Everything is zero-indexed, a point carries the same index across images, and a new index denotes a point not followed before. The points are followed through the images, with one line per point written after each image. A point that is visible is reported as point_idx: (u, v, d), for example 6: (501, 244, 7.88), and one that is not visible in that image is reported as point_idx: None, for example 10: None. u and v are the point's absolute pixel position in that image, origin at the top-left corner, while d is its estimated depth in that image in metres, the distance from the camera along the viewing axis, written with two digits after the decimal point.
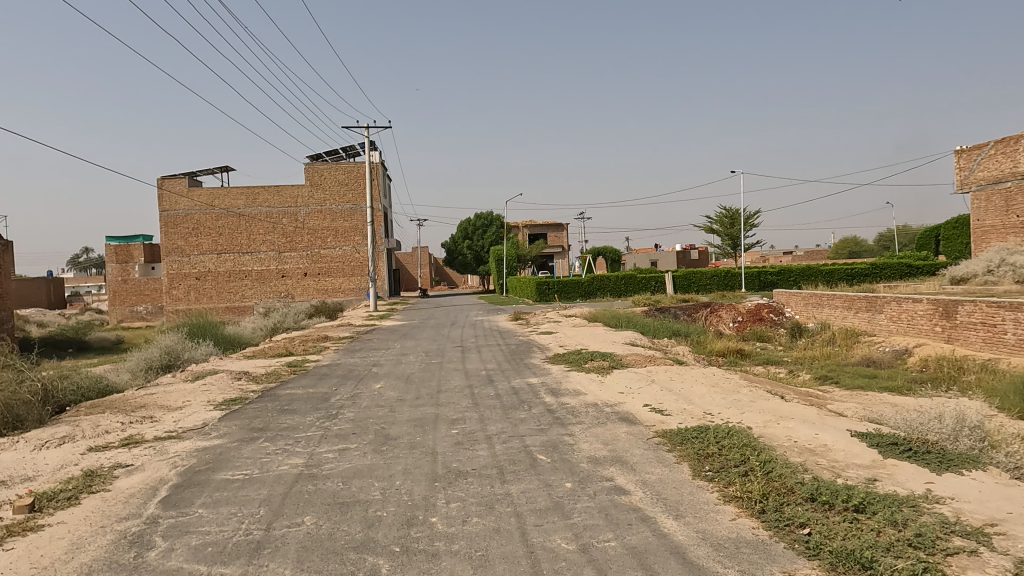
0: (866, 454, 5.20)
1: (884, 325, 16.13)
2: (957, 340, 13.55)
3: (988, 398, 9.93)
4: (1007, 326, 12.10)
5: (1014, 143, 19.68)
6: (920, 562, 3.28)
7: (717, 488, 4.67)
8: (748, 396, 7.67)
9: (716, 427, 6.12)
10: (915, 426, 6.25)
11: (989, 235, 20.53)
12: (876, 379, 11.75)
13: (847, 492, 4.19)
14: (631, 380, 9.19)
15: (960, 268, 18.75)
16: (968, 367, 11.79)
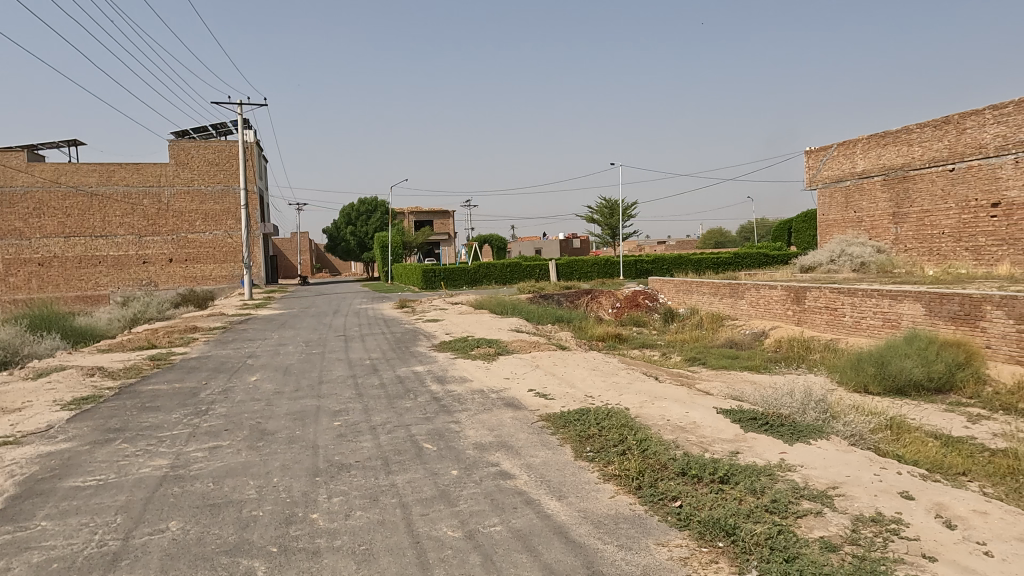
0: (729, 429, 5.62)
1: (744, 309, 17.51)
2: (805, 323, 15.01)
3: (829, 372, 11.19)
4: (846, 309, 13.64)
5: (851, 145, 21.29)
6: (775, 525, 3.60)
7: (598, 468, 4.87)
8: (625, 378, 8.09)
9: (598, 409, 6.36)
10: (771, 402, 6.86)
11: (833, 228, 22.36)
12: (738, 359, 12.81)
13: (714, 465, 4.51)
14: (517, 366, 9.36)
15: (809, 257, 20.74)
16: (814, 346, 13.15)
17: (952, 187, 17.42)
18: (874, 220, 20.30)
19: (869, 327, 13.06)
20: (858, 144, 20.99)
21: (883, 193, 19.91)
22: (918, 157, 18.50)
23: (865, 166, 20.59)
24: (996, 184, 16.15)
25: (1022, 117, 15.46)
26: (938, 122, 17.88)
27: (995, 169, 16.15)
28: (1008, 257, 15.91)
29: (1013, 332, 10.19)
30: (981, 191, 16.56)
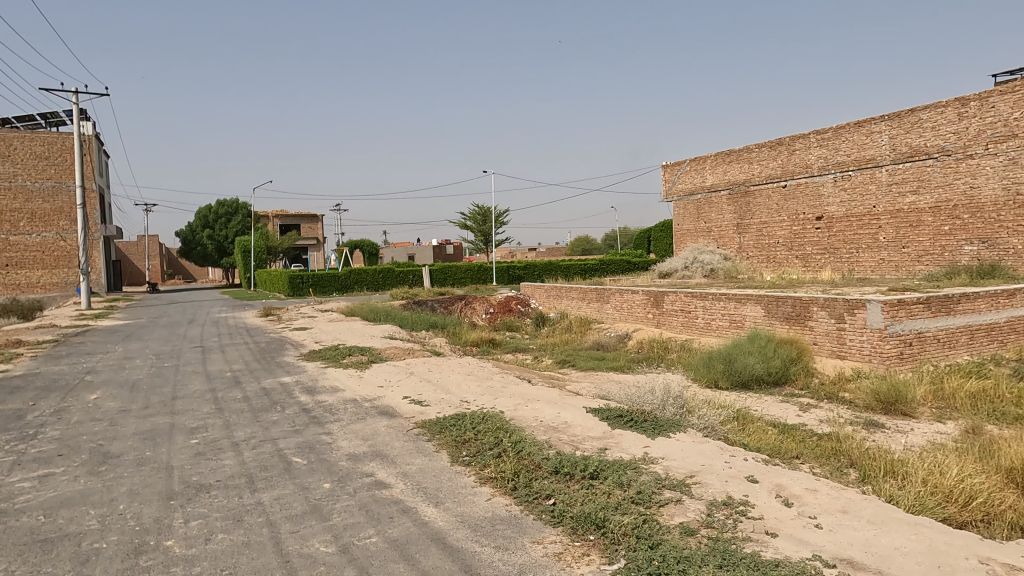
0: (597, 427, 5.90)
1: (610, 313, 18.42)
2: (663, 325, 16.09)
3: (685, 370, 12.08)
4: (699, 312, 14.79)
5: (701, 162, 23.04)
6: (640, 515, 3.84)
7: (474, 472, 4.91)
8: (500, 382, 8.21)
9: (473, 414, 6.41)
10: (635, 399, 7.30)
11: (686, 238, 24.15)
12: (604, 361, 13.47)
13: (584, 462, 4.72)
14: (390, 373, 9.18)
15: (666, 264, 22.26)
16: (671, 347, 14.15)
17: (785, 202, 19.49)
18: (721, 230, 22.22)
19: (718, 327, 14.27)
20: (707, 161, 22.77)
21: (729, 206, 21.83)
22: (757, 175, 20.46)
23: (713, 181, 22.44)
24: (819, 200, 18.32)
25: (839, 142, 17.62)
26: (773, 143, 19.88)
27: (819, 187, 18.30)
28: (829, 264, 18.12)
29: (834, 330, 11.60)
30: (808, 206, 18.69)
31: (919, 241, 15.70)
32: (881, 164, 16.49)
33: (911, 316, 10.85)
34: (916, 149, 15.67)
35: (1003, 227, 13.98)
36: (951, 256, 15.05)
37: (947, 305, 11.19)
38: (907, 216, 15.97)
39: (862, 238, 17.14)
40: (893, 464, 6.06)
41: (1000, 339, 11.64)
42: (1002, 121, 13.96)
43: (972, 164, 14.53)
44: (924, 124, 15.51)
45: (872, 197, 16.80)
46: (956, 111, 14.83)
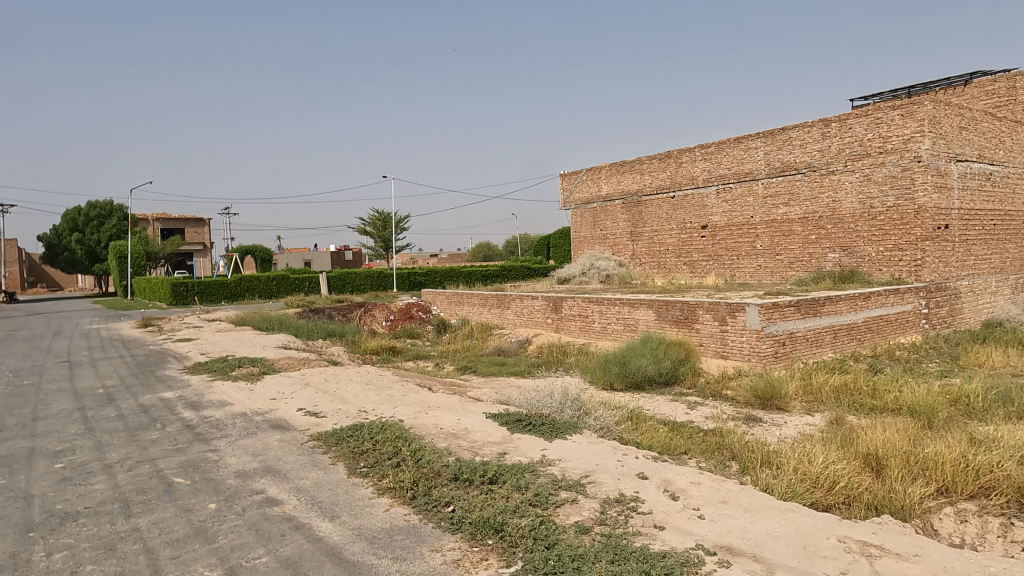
0: (497, 431, 5.97)
1: (510, 318, 18.66)
2: (562, 329, 16.50)
3: (583, 373, 12.45)
4: (595, 316, 15.30)
5: (597, 172, 23.87)
6: (537, 516, 3.92)
7: (372, 483, 4.81)
8: (399, 391, 8.09)
9: (371, 424, 6.28)
10: (534, 403, 7.46)
11: (583, 245, 24.91)
12: (505, 366, 13.61)
13: (484, 468, 4.75)
14: (283, 385, 8.80)
15: (565, 270, 22.87)
16: (570, 351, 14.55)
17: (673, 211, 20.59)
18: (616, 237, 23.11)
19: (613, 331, 14.83)
20: (601, 171, 23.61)
21: (622, 214, 22.75)
22: (648, 185, 21.48)
23: (608, 190, 23.30)
24: (704, 210, 19.50)
25: (721, 156, 18.85)
26: (662, 156, 20.95)
27: (703, 198, 19.49)
28: (713, 270, 19.34)
29: (718, 332, 12.40)
30: (694, 216, 19.85)
31: (790, 249, 17.12)
32: (758, 177, 17.82)
33: (784, 317, 11.79)
34: (787, 164, 17.08)
35: (860, 236, 15.54)
36: (818, 262, 16.53)
37: (814, 307, 12.25)
38: (780, 226, 17.36)
39: (742, 246, 18.43)
40: (768, 455, 6.58)
41: (858, 337, 12.92)
42: (858, 141, 15.51)
43: (834, 179, 16.04)
44: (794, 142, 16.93)
45: (750, 208, 18.12)
46: (820, 131, 16.31)
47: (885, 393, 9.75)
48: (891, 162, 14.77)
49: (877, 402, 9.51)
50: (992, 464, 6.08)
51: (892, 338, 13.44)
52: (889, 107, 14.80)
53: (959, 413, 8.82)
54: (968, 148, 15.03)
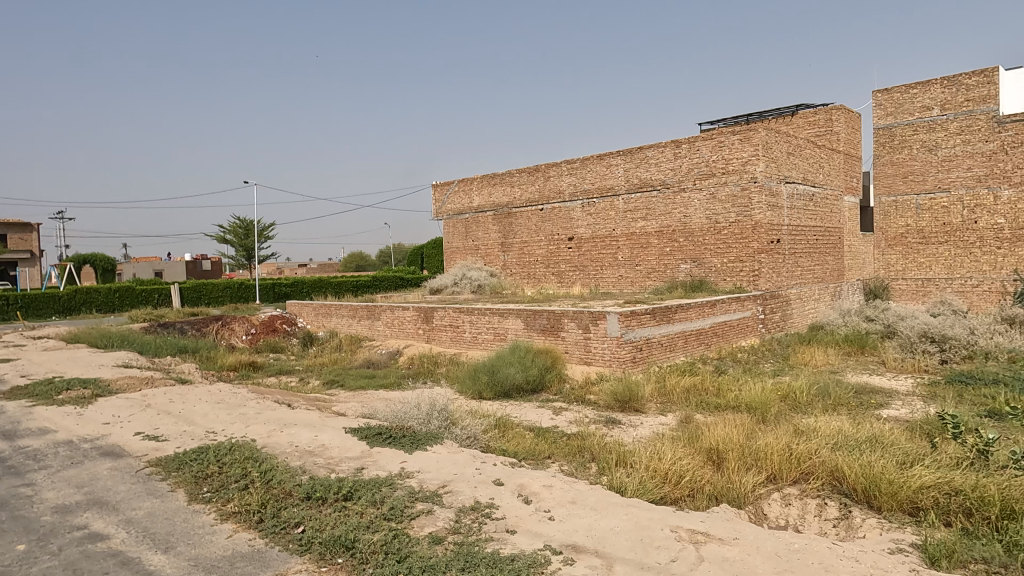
0: (355, 446, 5.82)
1: (380, 330, 18.27)
2: (433, 340, 16.43)
3: (453, 384, 12.45)
4: (466, 326, 15.40)
5: (468, 183, 24.05)
6: (389, 531, 3.87)
7: (215, 508, 4.51)
8: (254, 408, 7.64)
9: (218, 445, 5.88)
10: (399, 416, 7.36)
11: (456, 255, 24.98)
12: (374, 379, 13.28)
13: (338, 484, 4.61)
14: (120, 407, 8.00)
15: (437, 280, 22.81)
16: (440, 361, 14.52)
17: (542, 223, 21.25)
18: (487, 248, 23.42)
19: (484, 341, 15.01)
20: (473, 182, 23.83)
21: (494, 225, 23.12)
22: (518, 198, 21.99)
23: (480, 202, 23.56)
24: (570, 223, 20.31)
25: (585, 172, 19.73)
26: (531, 169, 21.55)
27: (569, 211, 20.29)
28: (579, 280, 20.19)
29: (582, 339, 12.93)
30: (561, 228, 20.61)
31: (648, 260, 18.29)
32: (618, 193, 18.87)
33: (641, 324, 12.55)
34: (645, 181, 18.24)
35: (707, 249, 16.94)
36: (671, 273, 17.78)
37: (668, 314, 13.15)
38: (639, 238, 18.49)
39: (605, 257, 19.41)
40: (624, 454, 6.95)
41: (706, 341, 14.03)
42: (705, 161, 16.90)
43: (684, 197, 17.36)
44: (650, 160, 18.12)
45: (612, 221, 19.13)
46: (672, 151, 17.58)
47: (727, 392, 10.66)
48: (733, 182, 16.25)
49: (721, 400, 10.37)
50: (809, 450, 6.84)
51: (734, 342, 14.75)
52: (730, 132, 16.29)
53: (787, 407, 9.84)
54: (795, 171, 16.93)
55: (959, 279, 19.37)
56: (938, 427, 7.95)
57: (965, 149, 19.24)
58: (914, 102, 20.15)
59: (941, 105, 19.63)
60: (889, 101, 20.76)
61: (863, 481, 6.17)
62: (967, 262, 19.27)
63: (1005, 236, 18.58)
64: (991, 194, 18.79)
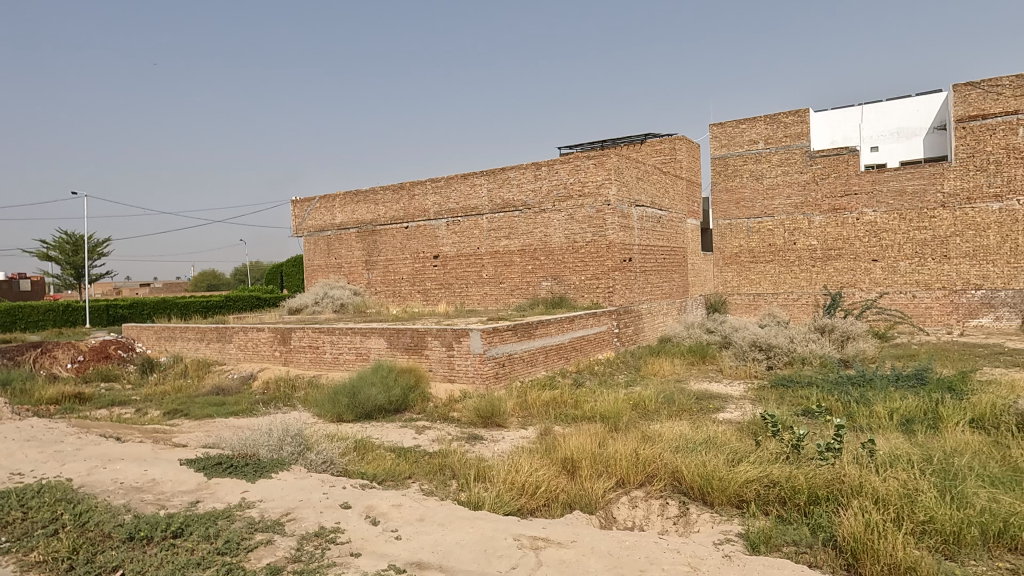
0: (191, 479, 5.41)
1: (232, 353, 17.09)
2: (291, 362, 15.65)
3: (311, 407, 11.93)
4: (326, 347, 14.86)
5: (330, 199, 23.30)
6: (222, 566, 3.64)
7: (15, 560, 3.97)
8: (73, 445, 6.84)
9: (25, 488, 5.20)
10: (246, 444, 6.94)
11: (317, 273, 24.04)
12: (224, 406, 12.37)
13: (167, 521, 4.26)
14: None
15: (296, 299, 21.85)
16: (299, 384, 13.85)
17: (407, 241, 21.07)
18: (351, 266, 22.78)
19: (345, 362, 14.56)
20: (335, 199, 23.13)
21: (358, 243, 22.56)
22: (382, 215, 21.66)
23: (343, 219, 22.89)
24: (435, 241, 20.33)
25: (450, 191, 19.89)
26: (395, 187, 21.32)
27: (434, 229, 20.31)
28: (445, 298, 20.22)
29: (445, 357, 12.95)
30: (426, 246, 20.57)
31: (511, 278, 18.76)
32: (482, 212, 19.22)
33: (503, 340, 12.83)
34: (507, 201, 18.73)
35: (567, 267, 17.70)
36: (533, 289, 18.36)
37: (528, 330, 13.55)
38: (502, 257, 18.92)
39: (470, 275, 19.62)
40: (482, 469, 7.03)
41: (565, 356, 14.60)
42: (563, 184, 17.71)
43: (544, 217, 18.04)
44: (511, 181, 18.65)
45: (476, 240, 19.43)
46: (533, 173, 18.23)
47: (584, 403, 11.15)
48: (589, 204, 17.19)
49: (578, 412, 10.82)
50: (653, 454, 7.33)
51: (592, 355, 15.50)
52: (585, 157, 17.22)
53: (638, 415, 10.47)
54: (643, 195, 18.24)
55: (783, 294, 21.86)
56: (762, 426, 8.87)
57: (784, 179, 21.81)
58: (743, 136, 22.50)
59: (765, 140, 22.14)
60: (723, 134, 22.98)
61: (698, 480, 6.72)
62: (789, 279, 21.82)
63: (817, 256, 21.35)
64: (806, 219, 21.48)
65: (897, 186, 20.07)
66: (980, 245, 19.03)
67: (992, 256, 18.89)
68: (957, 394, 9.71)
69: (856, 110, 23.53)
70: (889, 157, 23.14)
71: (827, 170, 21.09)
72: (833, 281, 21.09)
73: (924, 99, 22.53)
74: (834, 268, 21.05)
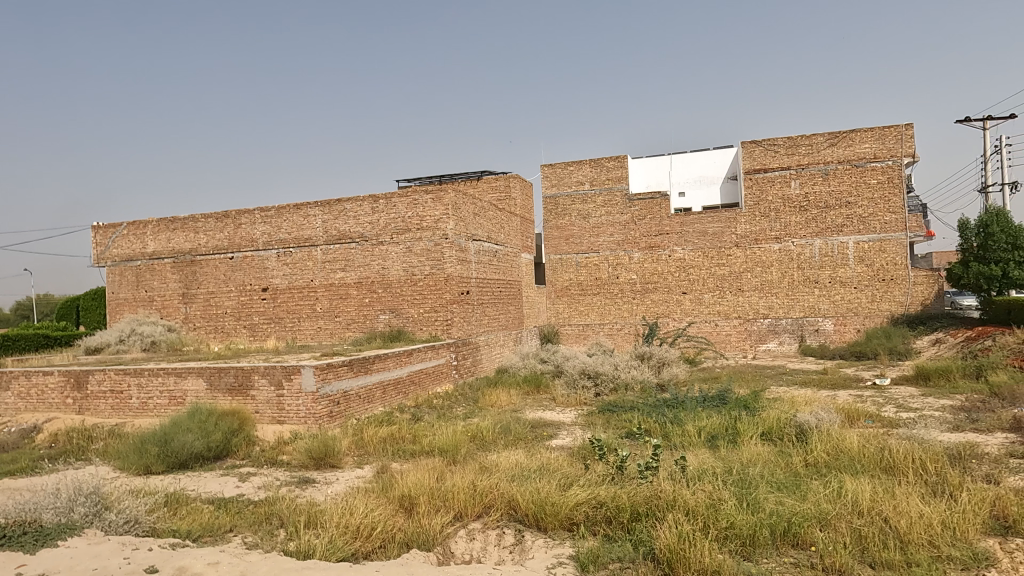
0: None
1: (10, 403, 14.55)
2: (87, 411, 13.70)
3: (112, 460, 10.51)
4: (132, 391, 13.24)
5: (140, 226, 20.99)
6: None
7: None
8: None
9: None
10: (26, 510, 5.97)
11: (123, 307, 21.41)
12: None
13: None
14: None
15: (95, 338, 19.31)
16: (96, 435, 12.14)
17: (232, 273, 19.59)
18: (164, 299, 20.61)
19: (156, 407, 13.06)
20: (146, 225, 20.88)
21: (173, 274, 20.51)
22: (202, 245, 19.96)
23: (155, 248, 20.71)
24: (264, 272, 19.12)
25: (280, 221, 18.92)
26: (218, 215, 19.80)
27: (263, 260, 19.11)
28: (274, 333, 19.02)
29: (274, 397, 12.15)
30: (253, 278, 19.27)
31: (347, 311, 18.18)
32: (316, 243, 18.48)
33: (337, 377, 12.33)
34: (343, 233, 18.23)
35: (405, 300, 17.59)
36: (371, 323, 17.94)
37: (365, 366, 13.18)
38: (338, 289, 18.31)
39: (303, 308, 18.71)
40: (314, 514, 6.67)
41: (403, 390, 14.39)
42: (401, 218, 17.65)
43: (382, 250, 17.81)
44: (348, 213, 18.22)
45: (309, 272, 18.62)
46: (370, 206, 17.96)
47: (422, 438, 11.05)
48: (427, 238, 17.33)
49: (416, 447, 10.69)
50: (489, 484, 7.44)
51: (430, 389, 15.42)
52: (423, 191, 17.38)
53: (475, 447, 10.59)
54: (480, 230, 18.77)
55: (608, 324, 23.50)
56: (591, 450, 9.42)
57: (608, 219, 23.65)
58: (571, 177, 24.06)
59: (590, 182, 23.87)
60: (553, 175, 24.36)
61: (533, 507, 6.93)
62: (613, 310, 23.54)
63: (637, 289, 23.31)
64: (627, 255, 23.42)
65: (700, 228, 22.66)
66: (766, 279, 22.02)
67: (775, 290, 21.96)
68: (751, 411, 11.06)
69: (666, 159, 26.24)
70: (694, 202, 26.03)
71: (644, 212, 23.26)
72: (651, 311, 23.14)
73: (719, 153, 25.81)
74: (651, 300, 23.12)
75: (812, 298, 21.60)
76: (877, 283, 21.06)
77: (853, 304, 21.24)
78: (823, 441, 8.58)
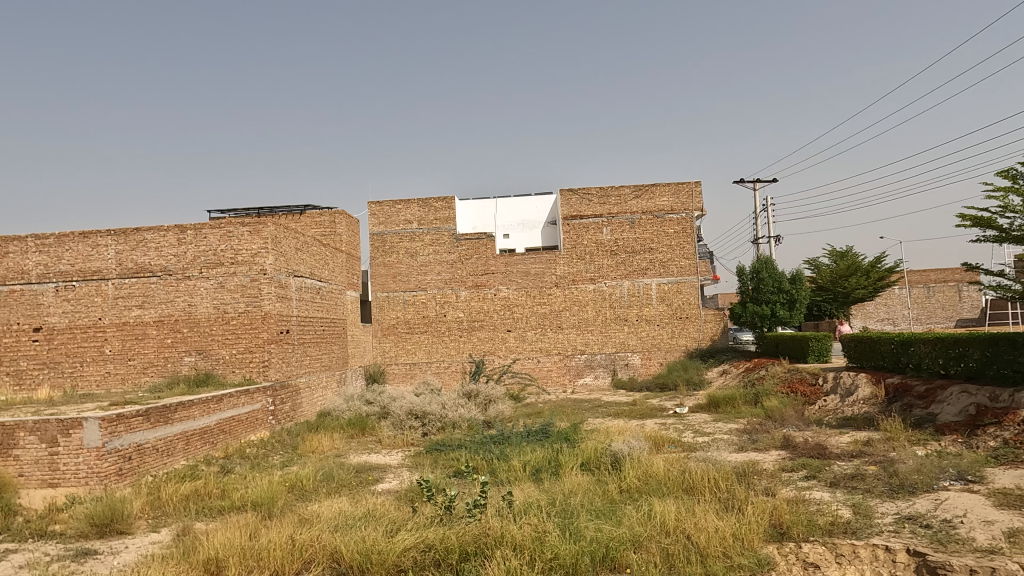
0: None
1: None
2: None
3: None
4: None
5: None
6: None
7: None
8: None
9: None
10: None
11: None
12: None
13: None
14: None
15: None
16: None
17: None
18: None
19: None
20: None
21: None
22: None
23: None
24: (37, 310, 16.39)
25: (61, 250, 16.41)
26: None
27: (36, 295, 16.39)
28: (47, 380, 16.27)
29: (45, 456, 10.35)
30: (22, 316, 16.41)
31: (143, 353, 16.15)
32: (107, 277, 16.32)
33: (129, 429, 10.84)
34: (141, 266, 16.31)
35: (214, 340, 16.09)
36: (172, 366, 16.09)
37: (164, 414, 11.76)
38: (133, 329, 16.24)
39: (87, 351, 16.27)
40: None
41: (210, 440, 13.01)
42: (211, 251, 16.24)
43: (189, 285, 16.21)
44: (148, 244, 16.37)
45: (97, 309, 16.32)
46: (175, 236, 16.33)
47: (232, 492, 10.04)
48: (242, 273, 16.14)
49: (225, 502, 9.69)
50: (310, 537, 6.95)
51: (242, 437, 14.14)
52: (239, 223, 16.22)
53: (293, 497, 9.86)
54: (302, 266, 17.92)
55: (435, 362, 23.53)
56: (418, 492, 9.24)
57: (435, 257, 23.84)
58: (399, 215, 23.99)
59: (418, 221, 23.97)
60: (381, 213, 24.06)
61: (357, 557, 6.58)
62: (440, 349, 23.61)
63: (463, 326, 23.66)
64: (454, 294, 23.73)
65: (523, 268, 23.71)
66: (582, 317, 23.60)
67: (590, 327, 23.57)
68: (571, 442, 11.64)
69: (492, 203, 27.36)
70: (518, 244, 27.20)
71: (470, 251, 23.81)
72: (477, 349, 23.58)
73: (541, 199, 27.43)
74: (476, 338, 23.59)
75: (622, 334, 23.52)
76: (675, 321, 23.52)
77: (656, 340, 23.46)
78: (634, 467, 9.28)
